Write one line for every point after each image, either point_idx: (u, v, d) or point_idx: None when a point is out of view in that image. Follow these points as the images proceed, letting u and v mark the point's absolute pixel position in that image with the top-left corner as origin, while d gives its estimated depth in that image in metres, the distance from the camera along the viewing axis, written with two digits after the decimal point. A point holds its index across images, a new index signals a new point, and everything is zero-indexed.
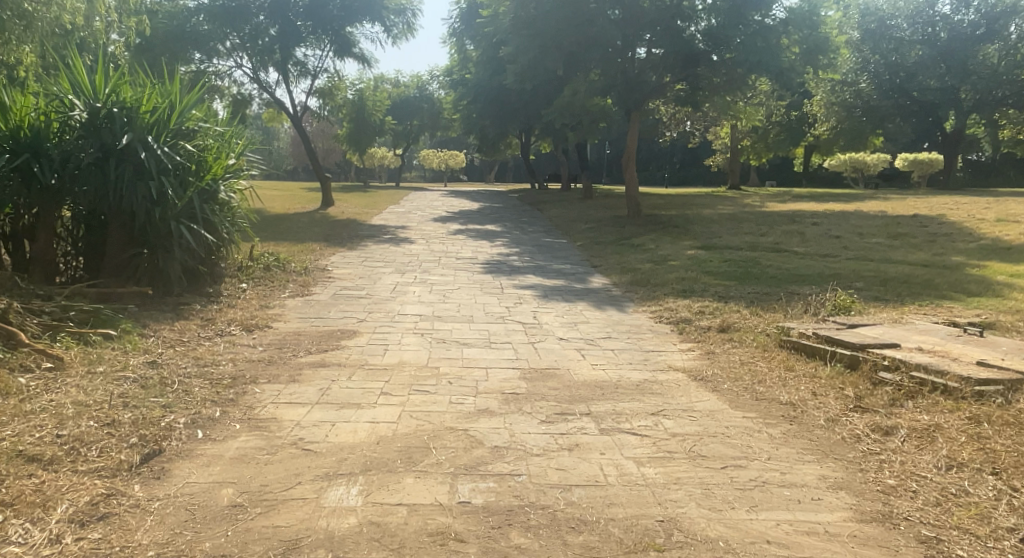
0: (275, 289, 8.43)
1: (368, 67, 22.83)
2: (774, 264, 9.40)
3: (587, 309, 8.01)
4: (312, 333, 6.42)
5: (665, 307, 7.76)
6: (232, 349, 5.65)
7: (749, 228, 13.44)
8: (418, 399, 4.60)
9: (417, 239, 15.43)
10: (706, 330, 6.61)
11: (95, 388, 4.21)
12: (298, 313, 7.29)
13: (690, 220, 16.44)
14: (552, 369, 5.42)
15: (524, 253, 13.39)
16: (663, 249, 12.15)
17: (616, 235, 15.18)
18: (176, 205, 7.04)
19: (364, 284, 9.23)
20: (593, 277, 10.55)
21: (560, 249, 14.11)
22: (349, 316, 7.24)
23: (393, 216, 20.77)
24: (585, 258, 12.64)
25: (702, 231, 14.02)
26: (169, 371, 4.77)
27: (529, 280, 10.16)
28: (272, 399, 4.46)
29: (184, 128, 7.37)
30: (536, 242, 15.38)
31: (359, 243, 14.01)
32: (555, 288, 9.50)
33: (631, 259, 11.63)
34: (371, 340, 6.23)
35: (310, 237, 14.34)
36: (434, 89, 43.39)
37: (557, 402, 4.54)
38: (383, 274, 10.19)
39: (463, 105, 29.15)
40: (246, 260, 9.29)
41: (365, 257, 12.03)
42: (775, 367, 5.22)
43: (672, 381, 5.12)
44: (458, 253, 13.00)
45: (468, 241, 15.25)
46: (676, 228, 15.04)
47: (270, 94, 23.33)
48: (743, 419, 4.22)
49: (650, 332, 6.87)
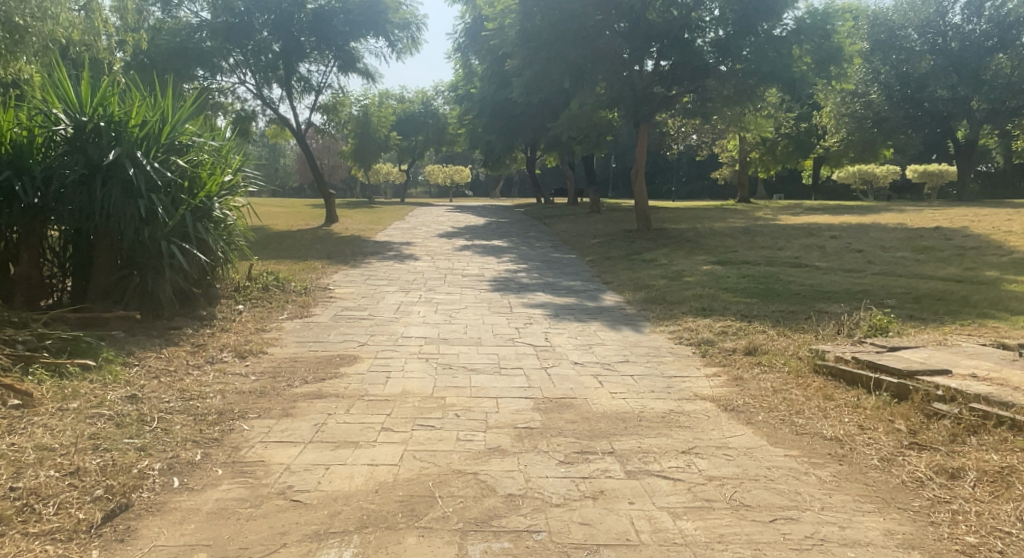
0: (273, 311, 8.05)
1: (372, 82, 22.63)
2: (797, 280, 8.97)
3: (601, 329, 7.59)
4: (309, 359, 6.01)
5: (684, 328, 7.34)
6: (222, 379, 5.24)
7: (765, 242, 13.03)
8: (422, 435, 4.16)
9: (423, 255, 15.08)
10: (732, 353, 6.18)
11: (63, 429, 3.80)
12: (296, 336, 6.88)
13: (703, 234, 16.02)
14: (568, 399, 4.98)
15: (533, 270, 12.99)
16: (677, 265, 11.75)
17: (626, 251, 14.78)
18: (168, 224, 6.65)
19: (366, 304, 8.82)
20: (604, 294, 10.14)
21: (569, 265, 13.70)
22: (349, 340, 6.82)
23: (398, 232, 20.42)
24: (596, 274, 12.23)
25: (715, 245, 13.61)
26: (150, 406, 4.36)
27: (539, 298, 9.75)
28: (261, 438, 4.03)
29: (176, 142, 7.00)
30: (544, 258, 15.00)
31: (362, 261, 13.64)
32: (566, 307, 9.09)
33: (643, 275, 11.21)
34: (373, 366, 5.81)
35: (312, 254, 13.98)
36: (439, 104, 43.31)
37: (576, 438, 4.10)
38: (387, 294, 9.79)
39: (469, 120, 28.91)
40: (244, 280, 8.92)
41: (368, 275, 11.66)
42: (812, 396, 4.78)
43: (700, 411, 4.68)
44: (465, 270, 12.61)
45: (475, 257, 14.87)
46: (688, 242, 14.64)
47: (274, 110, 23.12)
48: (787, 459, 3.77)
49: (670, 355, 6.43)
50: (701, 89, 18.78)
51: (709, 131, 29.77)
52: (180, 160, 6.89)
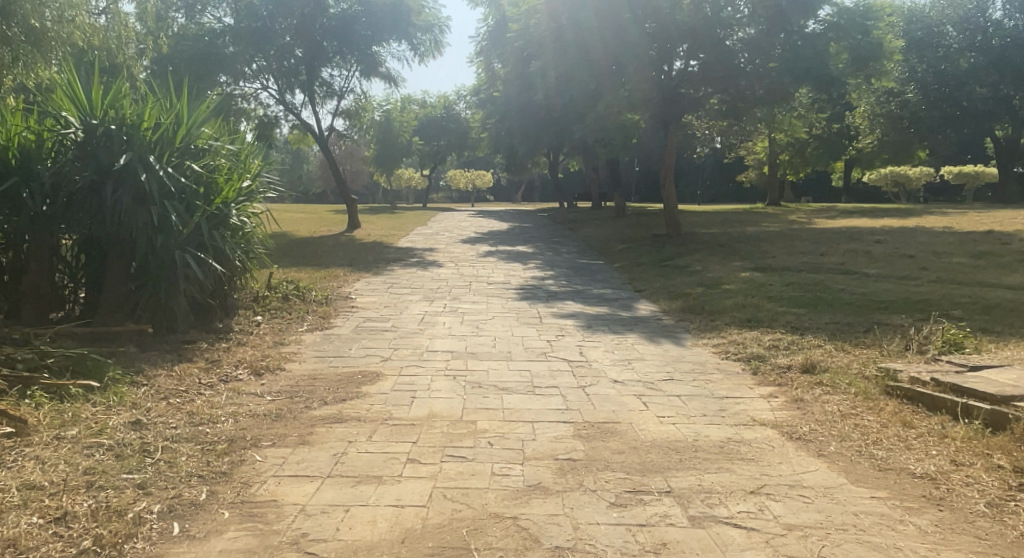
0: (293, 322, 7.67)
1: (395, 86, 22.36)
2: (847, 288, 8.45)
3: (639, 342, 7.12)
4: (329, 376, 5.59)
5: (731, 341, 6.84)
6: (235, 400, 4.85)
7: (805, 247, 12.47)
8: (452, 469, 3.71)
9: (446, 262, 14.70)
10: (787, 371, 5.69)
11: (56, 462, 3.41)
12: (317, 350, 6.49)
13: (737, 238, 15.43)
14: (612, 425, 4.50)
15: (561, 277, 12.52)
16: (713, 271, 11.23)
17: (658, 256, 14.28)
18: (182, 232, 6.27)
19: (389, 314, 8.42)
20: (638, 303, 9.65)
21: (598, 272, 13.21)
22: (372, 354, 6.41)
23: (421, 238, 20.07)
24: (627, 281, 11.74)
25: (751, 250, 13.07)
26: (155, 434, 3.96)
27: (570, 307, 9.30)
28: (276, 471, 3.62)
29: (192, 146, 6.64)
30: (571, 264, 14.53)
31: (385, 268, 13.28)
32: (599, 317, 8.62)
33: (678, 282, 10.70)
34: (398, 385, 5.40)
35: (333, 261, 13.65)
36: (461, 109, 43.06)
37: (627, 474, 3.62)
38: (410, 303, 9.39)
39: (491, 124, 28.55)
40: (263, 289, 8.57)
41: (391, 283, 11.29)
42: (889, 424, 4.31)
43: (762, 440, 4.19)
44: (491, 277, 12.20)
45: (500, 263, 14.46)
46: (722, 247, 14.11)
47: (296, 116, 22.93)
48: (875, 501, 3.29)
49: (718, 373, 5.94)
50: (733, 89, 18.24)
51: (738, 132, 29.06)
52: (195, 164, 6.53)
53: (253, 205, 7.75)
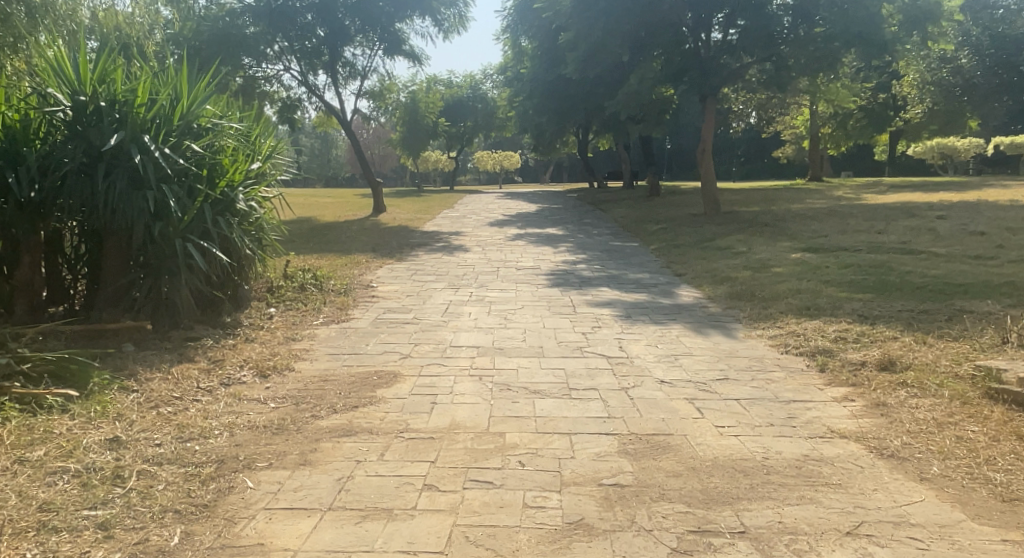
0: (308, 314, 7.12)
1: (419, 65, 21.77)
2: (915, 270, 7.72)
3: (686, 334, 6.43)
4: (342, 378, 5.03)
5: (790, 334, 6.13)
6: (235, 408, 4.28)
7: (858, 225, 11.66)
8: (477, 499, 3.09)
9: (473, 246, 14.10)
10: (861, 368, 5.03)
11: (8, 495, 2.89)
12: (331, 346, 5.94)
13: (782, 216, 14.56)
14: (665, 438, 3.86)
15: (595, 261, 11.83)
16: (759, 252, 10.51)
17: (697, 236, 13.52)
18: (182, 220, 5.72)
19: (411, 304, 7.86)
20: (680, 288, 8.93)
21: (633, 254, 12.48)
22: (391, 351, 5.84)
23: (447, 221, 19.49)
24: (665, 264, 11.02)
25: (799, 229, 12.28)
26: (133, 453, 3.42)
27: (606, 294, 8.62)
28: (271, 502, 3.06)
29: (194, 125, 6.07)
30: (605, 246, 13.84)
31: (409, 253, 12.71)
32: (638, 305, 7.94)
33: (723, 266, 9.96)
34: (420, 387, 4.82)
35: (356, 247, 13.13)
36: (488, 88, 42.22)
37: (688, 507, 3.00)
38: (435, 291, 8.82)
39: (519, 102, 27.78)
40: (277, 278, 8.03)
41: (415, 270, 10.75)
42: (1001, 438, 3.66)
43: (847, 459, 3.54)
44: (519, 262, 11.56)
45: (529, 247, 13.83)
46: (766, 226, 13.32)
47: (319, 97, 22.42)
48: (1010, 549, 2.66)
49: (780, 370, 5.24)
50: (775, 58, 17.28)
51: (777, 104, 27.95)
52: (197, 145, 5.96)
53: (263, 190, 7.18)
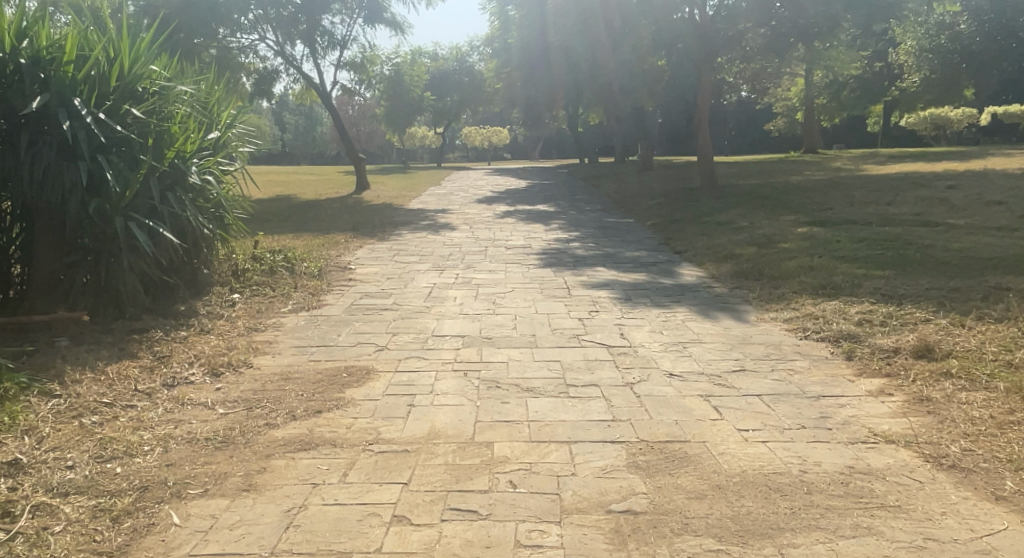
0: (275, 300, 6.45)
1: (401, 33, 21.04)
2: (936, 244, 7.18)
3: (692, 318, 5.85)
4: (309, 374, 4.40)
5: (808, 316, 5.55)
6: (175, 416, 3.63)
7: (864, 197, 11.11)
8: (458, 538, 2.48)
9: (460, 224, 13.46)
10: (894, 357, 4.47)
11: None
12: (298, 337, 5.30)
13: (782, 189, 13.98)
14: (683, 448, 3.27)
15: (589, 238, 11.21)
16: (763, 227, 9.95)
17: (695, 211, 12.94)
18: (123, 196, 5.04)
19: (392, 288, 7.23)
20: (681, 268, 8.33)
21: (629, 231, 11.86)
22: (366, 342, 5.21)
23: (433, 199, 18.79)
24: (663, 241, 10.43)
25: (803, 202, 11.73)
26: (34, 481, 2.80)
27: (602, 275, 8.01)
28: (199, 546, 2.44)
29: (137, 88, 5.37)
30: (598, 222, 13.24)
31: (393, 233, 12.04)
32: (637, 286, 7.34)
33: (725, 242, 9.37)
34: (396, 387, 4.21)
35: (336, 226, 12.45)
36: (474, 60, 41.14)
37: (719, 544, 2.44)
38: (418, 273, 8.19)
39: (506, 74, 26.90)
40: (244, 260, 7.34)
41: (398, 250, 10.10)
42: None
43: (901, 471, 2.96)
44: (509, 241, 10.93)
45: (519, 224, 13.20)
46: (767, 199, 12.76)
47: (297, 69, 21.52)
48: None
49: (802, 359, 4.65)
50: (774, 23, 16.57)
51: (771, 74, 27.28)
52: (140, 110, 5.26)
53: (223, 164, 6.51)
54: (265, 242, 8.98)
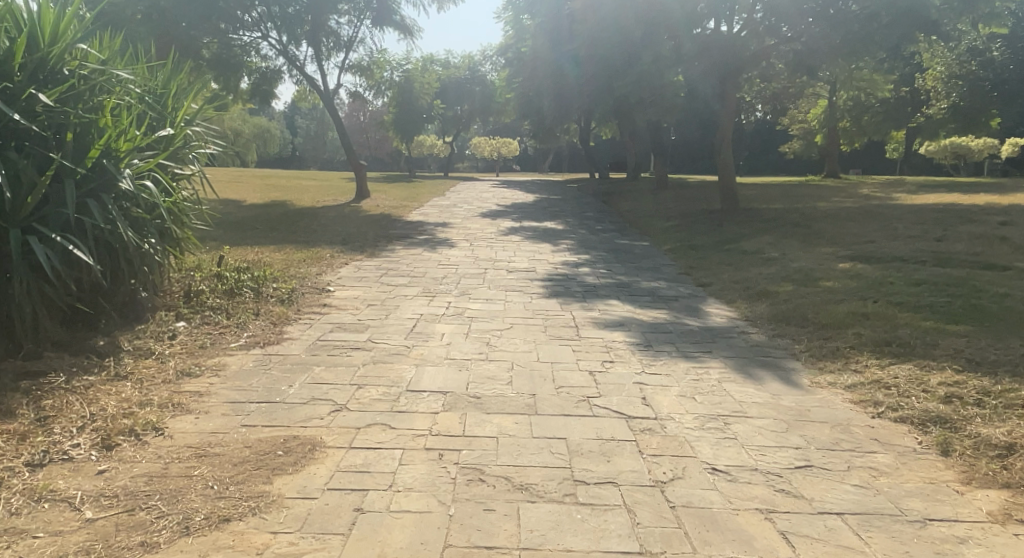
0: (226, 332, 5.37)
1: (410, 37, 20.12)
2: (1012, 294, 6.13)
3: (729, 378, 4.76)
4: (235, 448, 3.33)
5: (878, 385, 4.46)
6: (15, 524, 2.56)
7: (906, 230, 10.07)
8: None
9: (460, 239, 12.46)
10: (1011, 459, 3.38)
11: None
12: (240, 387, 4.22)
13: (811, 216, 12.91)
14: None
15: (600, 263, 10.16)
16: (796, 260, 8.92)
17: (716, 236, 11.92)
18: (21, 200, 4.04)
19: (371, 319, 6.18)
20: (706, 307, 7.24)
21: (644, 256, 10.84)
22: (323, 398, 4.14)
23: (436, 211, 17.81)
24: (683, 271, 9.39)
25: (836, 232, 10.70)
26: None
27: (617, 310, 6.93)
28: None
29: (57, 70, 4.43)
30: (609, 244, 12.22)
31: (385, 248, 11.02)
32: (658, 328, 6.26)
33: (756, 277, 8.29)
34: (345, 475, 3.12)
35: (325, 238, 11.44)
36: (487, 70, 40.20)
37: None
38: (405, 299, 7.15)
39: (518, 84, 26.05)
40: (199, 280, 6.29)
41: (388, 268, 9.09)
42: None
43: None
44: (512, 263, 9.89)
45: (524, 243, 12.19)
46: (795, 227, 11.73)
47: (299, 70, 20.64)
48: None
49: (884, 452, 3.55)
50: (806, 39, 15.53)
51: (791, 93, 26.26)
52: (54, 93, 4.30)
53: (175, 167, 5.57)
54: (235, 256, 7.94)
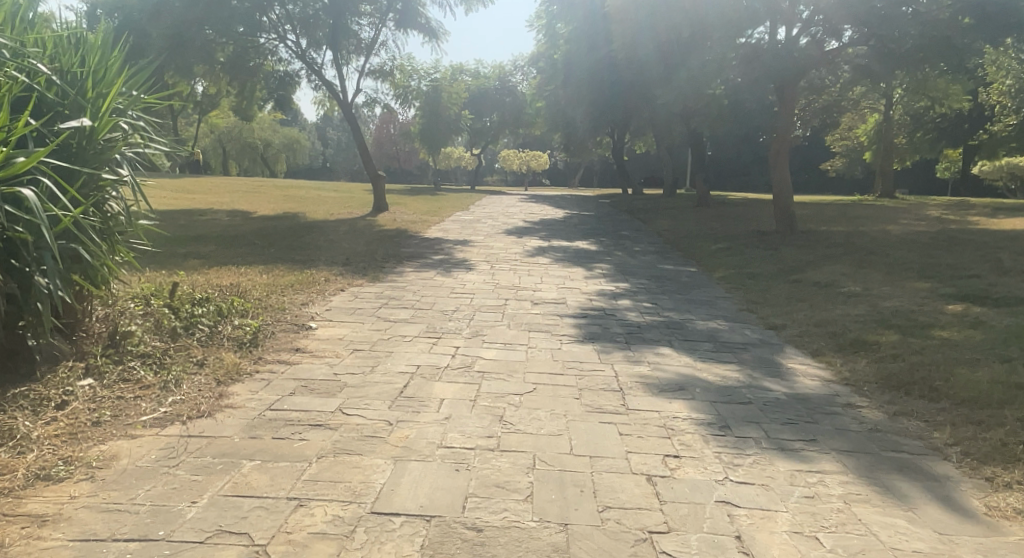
0: (143, 396, 3.96)
1: (436, 41, 18.87)
2: None
3: (861, 496, 3.17)
4: None
5: None
6: None
7: (1015, 264, 8.35)
8: None
9: (481, 260, 11.04)
10: None
11: None
12: (113, 500, 2.79)
13: (884, 242, 11.23)
14: None
15: (643, 294, 8.62)
16: (886, 299, 7.31)
17: (776, 263, 10.32)
18: None
19: (351, 373, 4.73)
20: (787, 361, 5.65)
21: (693, 285, 9.30)
22: (237, 527, 2.67)
23: (457, 227, 16.47)
24: (744, 307, 7.82)
25: (925, 263, 9.04)
26: None
27: (672, 364, 5.39)
28: None
29: None
30: (650, 270, 10.71)
31: (394, 270, 9.66)
32: (732, 394, 4.69)
33: (842, 320, 6.69)
34: None
35: (326, 257, 10.09)
36: (517, 80, 38.79)
37: None
38: (402, 342, 5.70)
39: (550, 91, 24.62)
40: (133, 318, 4.91)
41: (391, 296, 7.69)
42: None
43: None
44: (538, 292, 8.42)
45: (553, 266, 10.71)
46: (870, 255, 10.08)
47: (318, 76, 19.49)
48: None
49: None
50: (876, 42, 13.79)
51: (840, 104, 24.49)
52: None
53: (89, 172, 4.26)
54: (207, 288, 6.55)
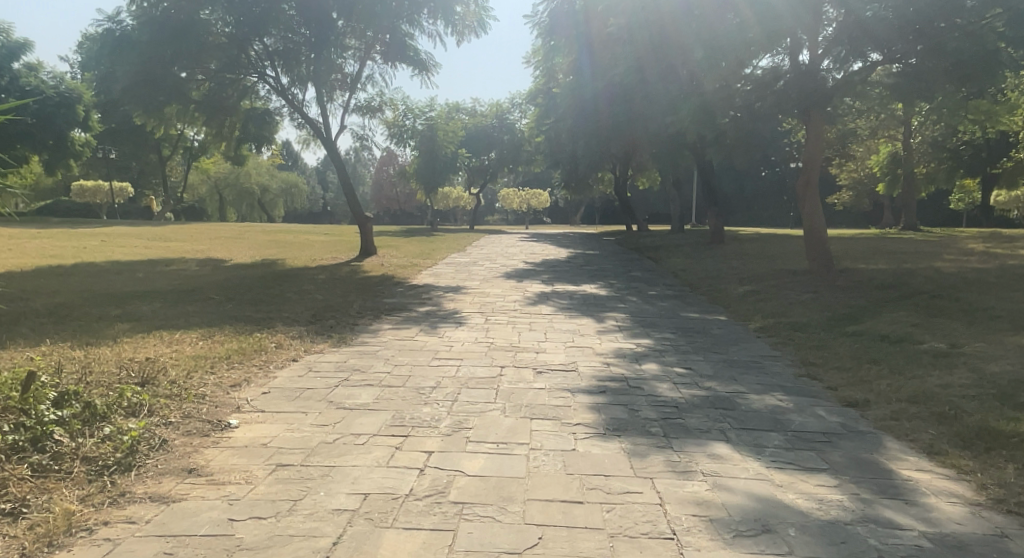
0: None
1: (427, 73, 17.57)
2: None
3: None
4: None
5: None
6: None
7: None
8: None
9: (473, 312, 9.43)
10: None
11: None
12: None
13: (944, 282, 9.58)
14: None
15: (671, 353, 6.99)
16: (989, 363, 5.67)
17: (821, 309, 8.72)
18: None
19: (257, 516, 3.08)
20: (896, 463, 4.00)
21: (729, 340, 7.67)
22: None
23: (450, 271, 14.94)
24: (803, 371, 6.16)
25: (1011, 310, 7.42)
26: None
27: (739, 477, 3.70)
28: None
29: None
30: (672, 319, 9.11)
31: (369, 327, 8.06)
32: (849, 542, 3.00)
33: (945, 394, 5.04)
34: None
35: (291, 314, 8.51)
36: (516, 117, 37.68)
37: None
38: (352, 447, 4.05)
39: (551, 123, 23.38)
40: None
41: (357, 367, 6.06)
42: None
43: None
44: (542, 355, 6.80)
45: (558, 317, 9.10)
46: (934, 299, 8.47)
47: (301, 113, 18.15)
48: None
49: None
50: None
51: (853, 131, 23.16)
52: None
53: None
54: (103, 374, 4.94)
